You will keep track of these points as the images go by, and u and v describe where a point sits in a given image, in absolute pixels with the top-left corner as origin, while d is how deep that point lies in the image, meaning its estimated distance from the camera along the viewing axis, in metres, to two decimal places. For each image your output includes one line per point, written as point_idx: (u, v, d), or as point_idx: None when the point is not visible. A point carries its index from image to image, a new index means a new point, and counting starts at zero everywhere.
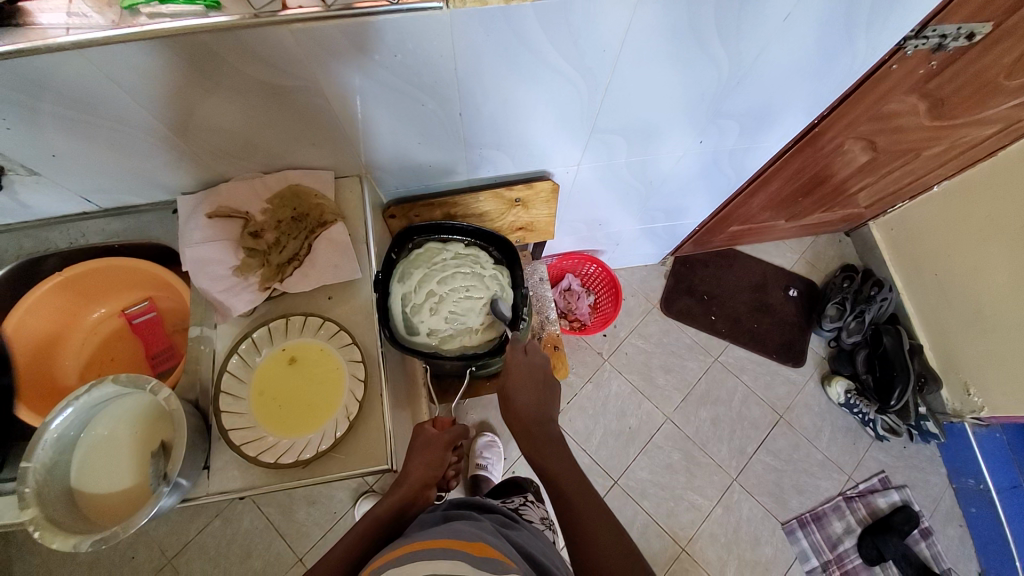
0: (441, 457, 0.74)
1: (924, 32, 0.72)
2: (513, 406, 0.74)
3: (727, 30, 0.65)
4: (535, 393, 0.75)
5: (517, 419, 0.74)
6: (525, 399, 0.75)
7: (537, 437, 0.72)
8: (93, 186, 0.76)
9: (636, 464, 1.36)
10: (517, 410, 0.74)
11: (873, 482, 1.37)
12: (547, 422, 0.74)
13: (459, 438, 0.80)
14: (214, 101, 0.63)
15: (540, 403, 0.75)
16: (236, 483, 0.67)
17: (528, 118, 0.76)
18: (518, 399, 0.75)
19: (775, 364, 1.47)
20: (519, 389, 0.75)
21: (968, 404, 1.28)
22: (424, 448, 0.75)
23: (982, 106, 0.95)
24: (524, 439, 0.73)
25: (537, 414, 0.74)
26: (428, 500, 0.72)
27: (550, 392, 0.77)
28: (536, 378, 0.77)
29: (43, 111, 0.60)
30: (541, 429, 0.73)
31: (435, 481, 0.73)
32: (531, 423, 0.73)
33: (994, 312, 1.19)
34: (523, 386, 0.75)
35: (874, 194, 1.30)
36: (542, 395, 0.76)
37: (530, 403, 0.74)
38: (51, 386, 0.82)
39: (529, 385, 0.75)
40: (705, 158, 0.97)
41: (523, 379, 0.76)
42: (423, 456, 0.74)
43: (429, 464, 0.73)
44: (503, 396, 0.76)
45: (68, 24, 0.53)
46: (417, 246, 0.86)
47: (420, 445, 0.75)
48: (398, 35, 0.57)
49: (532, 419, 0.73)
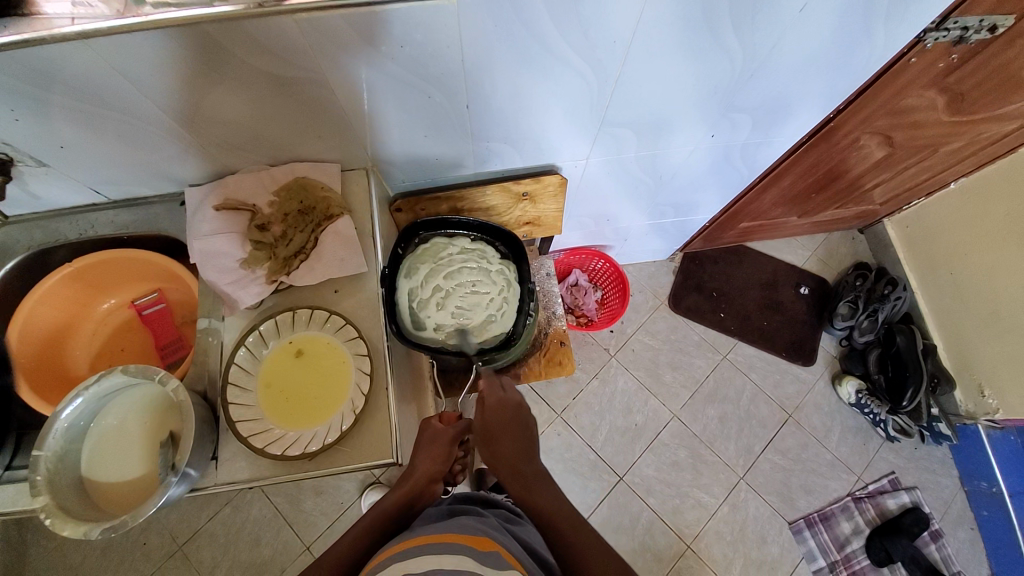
0: (447, 452, 0.74)
1: (945, 24, 0.70)
2: (496, 452, 0.72)
3: (740, 21, 0.63)
4: (514, 432, 0.74)
5: (507, 465, 0.71)
6: (508, 440, 0.73)
7: (525, 474, 0.70)
8: (102, 177, 0.76)
9: (641, 461, 1.35)
10: (501, 452, 0.72)
11: (882, 484, 1.35)
12: (531, 458, 0.72)
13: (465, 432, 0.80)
14: (220, 93, 0.63)
15: (522, 440, 0.73)
16: (244, 474, 0.67)
17: (537, 111, 0.75)
18: (498, 441, 0.73)
19: (785, 362, 1.45)
20: (498, 435, 0.73)
21: (982, 405, 1.26)
22: (431, 442, 0.74)
23: (1006, 100, 0.92)
24: (512, 481, 0.69)
25: (522, 453, 0.72)
26: (434, 494, 0.72)
27: (530, 428, 0.76)
28: (514, 419, 0.75)
29: (54, 102, 0.60)
30: (528, 468, 0.70)
31: (441, 475, 0.73)
32: (518, 463, 0.71)
33: (1011, 313, 1.16)
34: (504, 429, 0.74)
35: (889, 190, 1.27)
36: (522, 435, 0.74)
37: (512, 445, 0.72)
38: (62, 376, 0.83)
39: (506, 424, 0.74)
40: (717, 152, 0.95)
41: (504, 418, 0.75)
42: (429, 453, 0.73)
43: (435, 458, 0.73)
44: (483, 445, 0.74)
45: (74, 14, 0.52)
46: (423, 241, 0.86)
47: (427, 439, 0.75)
48: (406, 25, 0.56)
49: (518, 462, 0.71)
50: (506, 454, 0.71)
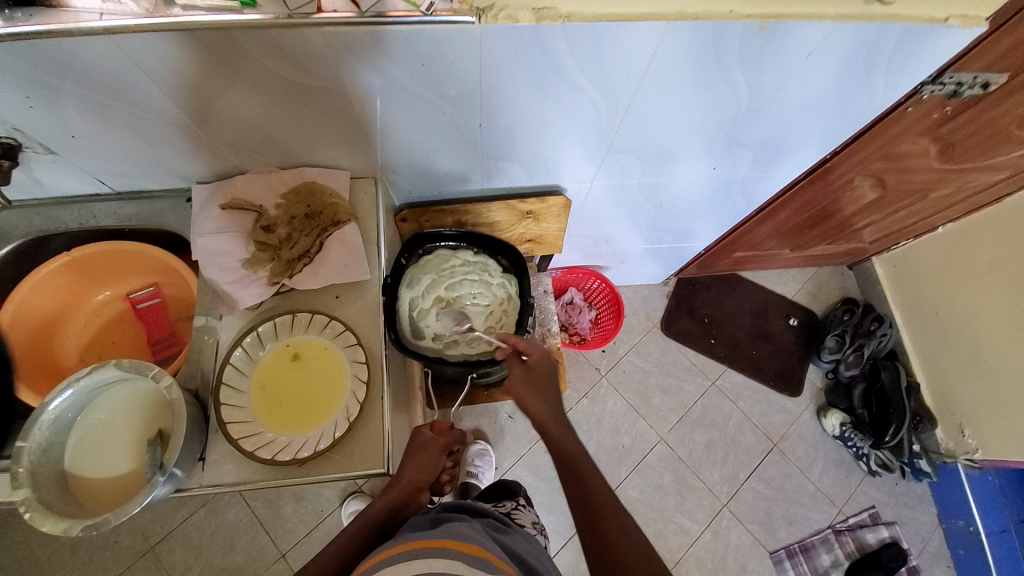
0: (435, 461, 0.73)
1: (941, 79, 0.74)
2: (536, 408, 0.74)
3: (748, 63, 0.66)
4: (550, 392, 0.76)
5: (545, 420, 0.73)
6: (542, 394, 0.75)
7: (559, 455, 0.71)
8: (109, 169, 0.76)
9: (627, 482, 1.35)
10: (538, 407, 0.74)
11: (863, 517, 1.36)
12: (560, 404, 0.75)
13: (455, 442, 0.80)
14: (235, 94, 0.63)
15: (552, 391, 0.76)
16: (231, 477, 0.66)
17: (548, 135, 0.77)
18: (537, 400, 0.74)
19: (772, 392, 1.47)
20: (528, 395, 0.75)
21: (962, 445, 1.28)
22: (421, 449, 0.75)
23: (994, 152, 0.96)
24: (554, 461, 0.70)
25: (558, 413, 0.73)
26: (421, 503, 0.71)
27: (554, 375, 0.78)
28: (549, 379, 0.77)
29: (67, 92, 0.60)
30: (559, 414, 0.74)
31: (428, 484, 0.72)
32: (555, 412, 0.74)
33: (992, 356, 1.20)
34: (539, 385, 0.75)
35: (880, 229, 1.30)
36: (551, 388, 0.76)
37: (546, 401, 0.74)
38: (49, 366, 0.82)
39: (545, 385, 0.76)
40: (715, 185, 0.98)
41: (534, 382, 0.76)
42: (417, 461, 0.73)
43: (422, 467, 0.72)
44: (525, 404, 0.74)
45: (102, 10, 0.53)
46: (426, 252, 0.87)
47: (416, 446, 0.75)
48: (426, 44, 0.57)
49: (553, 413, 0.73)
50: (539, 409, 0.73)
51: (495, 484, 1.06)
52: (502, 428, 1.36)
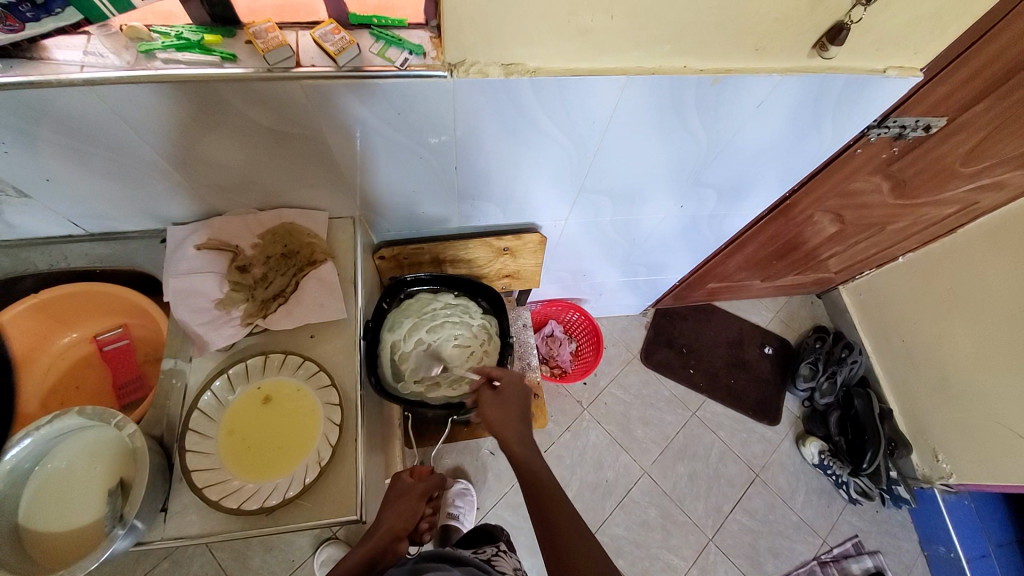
0: (413, 507, 0.74)
1: (886, 122, 0.80)
2: (502, 422, 0.75)
3: (706, 112, 0.71)
4: (521, 419, 0.76)
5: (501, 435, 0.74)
6: (512, 412, 0.76)
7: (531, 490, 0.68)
8: (83, 211, 0.75)
9: (612, 519, 1.33)
10: (504, 421, 0.75)
11: (846, 547, 1.36)
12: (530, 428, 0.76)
13: (435, 489, 0.81)
14: (214, 139, 0.65)
15: (522, 413, 0.77)
16: (193, 529, 0.62)
17: (521, 176, 0.80)
18: (506, 415, 0.76)
19: (751, 421, 1.49)
20: (493, 407, 0.77)
21: (937, 470, 1.30)
22: (399, 496, 0.75)
23: (940, 189, 1.03)
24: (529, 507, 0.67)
25: (522, 434, 0.74)
26: (398, 554, 0.68)
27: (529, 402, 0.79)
28: (522, 399, 0.78)
29: (42, 137, 0.61)
30: (527, 434, 0.74)
31: (407, 532, 0.70)
32: (521, 432, 0.74)
33: (958, 381, 1.24)
34: (508, 406, 0.76)
35: (843, 260, 1.37)
36: (523, 411, 0.77)
37: (509, 417, 0.76)
38: None
39: (520, 403, 0.77)
40: (685, 221, 1.03)
41: (509, 397, 0.78)
42: (396, 508, 0.73)
43: (401, 513, 0.72)
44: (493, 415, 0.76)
45: (83, 62, 0.55)
46: (408, 296, 0.93)
47: (395, 494, 0.76)
48: (403, 95, 0.60)
49: (519, 431, 0.74)
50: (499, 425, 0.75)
51: (475, 529, 1.03)
52: (483, 466, 1.33)
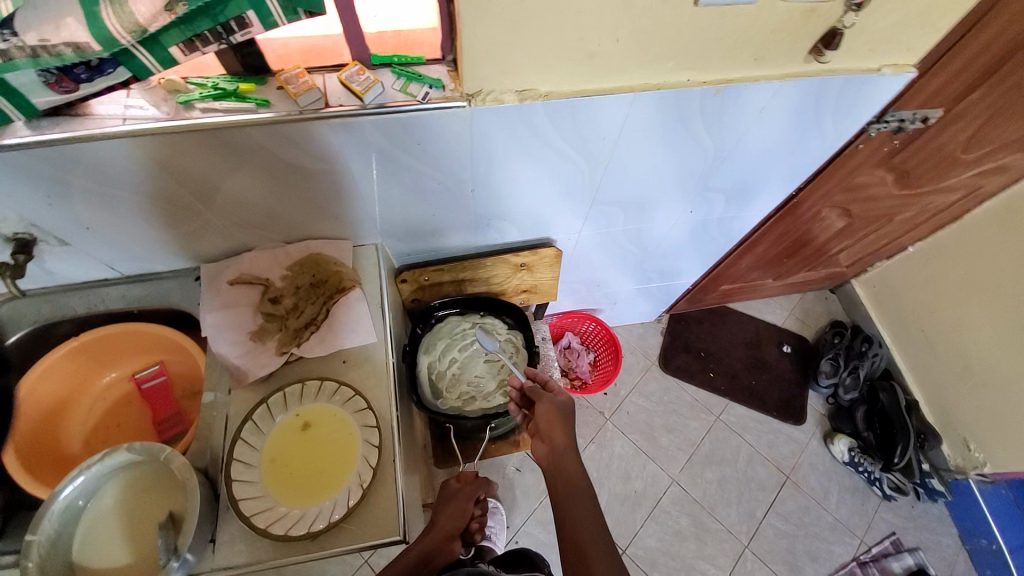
0: (463, 509, 0.78)
1: (885, 118, 0.82)
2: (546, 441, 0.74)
3: (710, 120, 0.73)
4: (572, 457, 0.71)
5: (547, 454, 0.73)
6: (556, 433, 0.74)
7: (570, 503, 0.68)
8: (120, 255, 0.79)
9: (643, 531, 1.31)
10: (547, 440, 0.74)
11: (886, 546, 1.33)
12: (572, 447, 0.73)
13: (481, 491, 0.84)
14: (244, 177, 0.68)
15: (566, 436, 0.73)
16: (242, 558, 0.64)
17: (535, 193, 0.83)
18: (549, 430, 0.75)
19: (777, 422, 1.47)
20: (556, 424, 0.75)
21: (970, 459, 1.28)
22: (450, 499, 0.80)
23: (944, 176, 1.05)
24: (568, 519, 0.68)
25: (563, 455, 0.71)
26: (453, 552, 0.73)
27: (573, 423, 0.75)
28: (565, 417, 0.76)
29: (86, 188, 0.65)
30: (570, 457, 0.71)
31: (459, 533, 0.75)
32: (563, 454, 0.72)
33: (983, 367, 1.23)
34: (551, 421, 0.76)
35: (853, 254, 1.38)
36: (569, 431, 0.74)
37: (569, 450, 0.72)
38: (58, 455, 0.81)
39: (563, 424, 0.75)
40: (695, 225, 1.05)
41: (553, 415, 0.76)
42: (450, 509, 0.77)
43: (453, 516, 0.76)
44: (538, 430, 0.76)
45: (125, 115, 0.59)
46: (439, 319, 0.99)
47: (446, 497, 0.80)
48: (424, 126, 0.64)
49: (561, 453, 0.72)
50: (551, 451, 0.72)
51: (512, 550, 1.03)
52: (510, 483, 1.33)
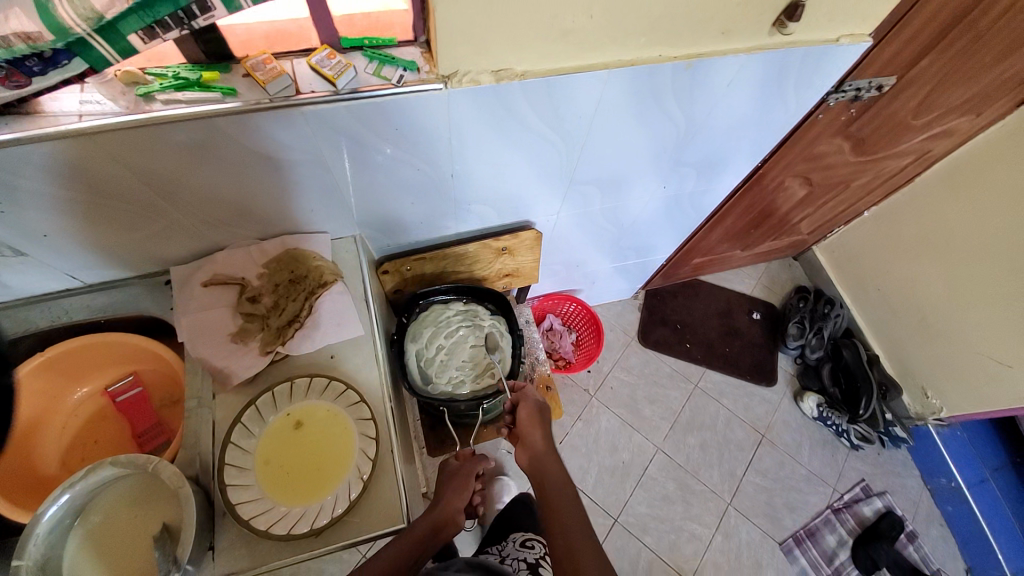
0: (466, 485, 0.79)
1: (843, 87, 0.86)
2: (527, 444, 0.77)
3: (681, 94, 0.75)
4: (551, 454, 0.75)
5: (528, 456, 0.76)
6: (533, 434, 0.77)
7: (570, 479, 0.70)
8: (82, 263, 0.74)
9: (633, 499, 1.36)
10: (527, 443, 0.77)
11: (856, 492, 1.43)
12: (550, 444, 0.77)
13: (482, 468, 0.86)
14: (212, 171, 0.65)
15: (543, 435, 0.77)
16: (244, 562, 0.63)
17: (513, 176, 0.82)
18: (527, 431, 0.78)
19: (751, 385, 1.55)
20: (534, 424, 0.79)
21: (928, 407, 1.39)
22: (453, 476, 0.81)
23: (896, 142, 1.11)
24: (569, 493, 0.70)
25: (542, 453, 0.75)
26: (457, 527, 0.75)
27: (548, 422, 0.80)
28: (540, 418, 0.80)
29: (39, 192, 0.60)
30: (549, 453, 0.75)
31: (463, 507, 0.76)
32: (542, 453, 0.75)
33: (936, 319, 1.32)
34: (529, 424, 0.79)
35: (814, 221, 1.44)
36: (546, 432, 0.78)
37: (550, 454, 0.75)
38: (34, 478, 0.76)
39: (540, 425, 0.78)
40: (668, 201, 1.07)
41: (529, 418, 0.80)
42: (453, 486, 0.78)
43: (457, 491, 0.78)
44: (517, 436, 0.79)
45: (81, 111, 0.55)
46: (423, 308, 0.98)
47: (448, 475, 0.81)
48: (401, 110, 0.62)
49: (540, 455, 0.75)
50: (533, 455, 0.76)
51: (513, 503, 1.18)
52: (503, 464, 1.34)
